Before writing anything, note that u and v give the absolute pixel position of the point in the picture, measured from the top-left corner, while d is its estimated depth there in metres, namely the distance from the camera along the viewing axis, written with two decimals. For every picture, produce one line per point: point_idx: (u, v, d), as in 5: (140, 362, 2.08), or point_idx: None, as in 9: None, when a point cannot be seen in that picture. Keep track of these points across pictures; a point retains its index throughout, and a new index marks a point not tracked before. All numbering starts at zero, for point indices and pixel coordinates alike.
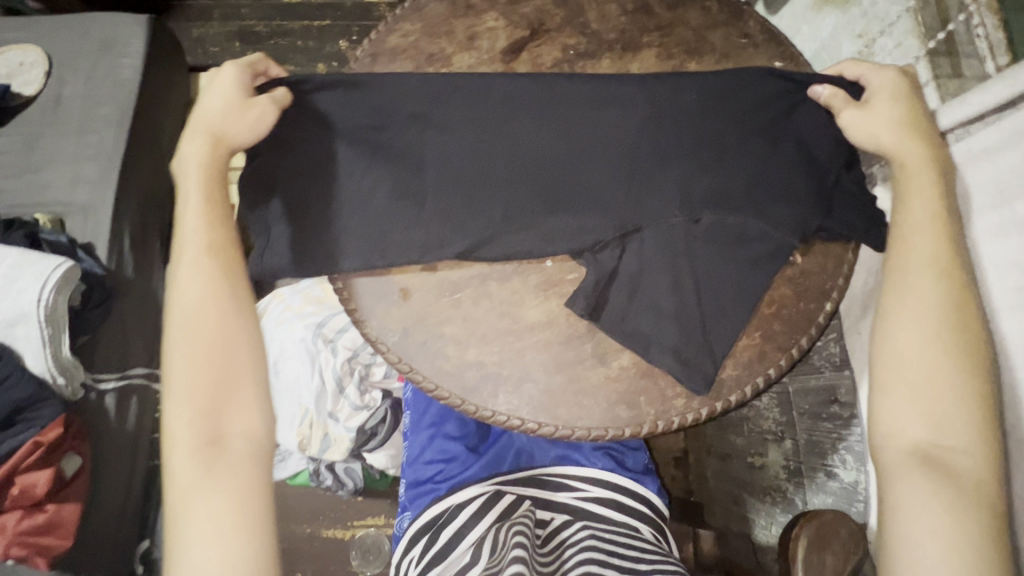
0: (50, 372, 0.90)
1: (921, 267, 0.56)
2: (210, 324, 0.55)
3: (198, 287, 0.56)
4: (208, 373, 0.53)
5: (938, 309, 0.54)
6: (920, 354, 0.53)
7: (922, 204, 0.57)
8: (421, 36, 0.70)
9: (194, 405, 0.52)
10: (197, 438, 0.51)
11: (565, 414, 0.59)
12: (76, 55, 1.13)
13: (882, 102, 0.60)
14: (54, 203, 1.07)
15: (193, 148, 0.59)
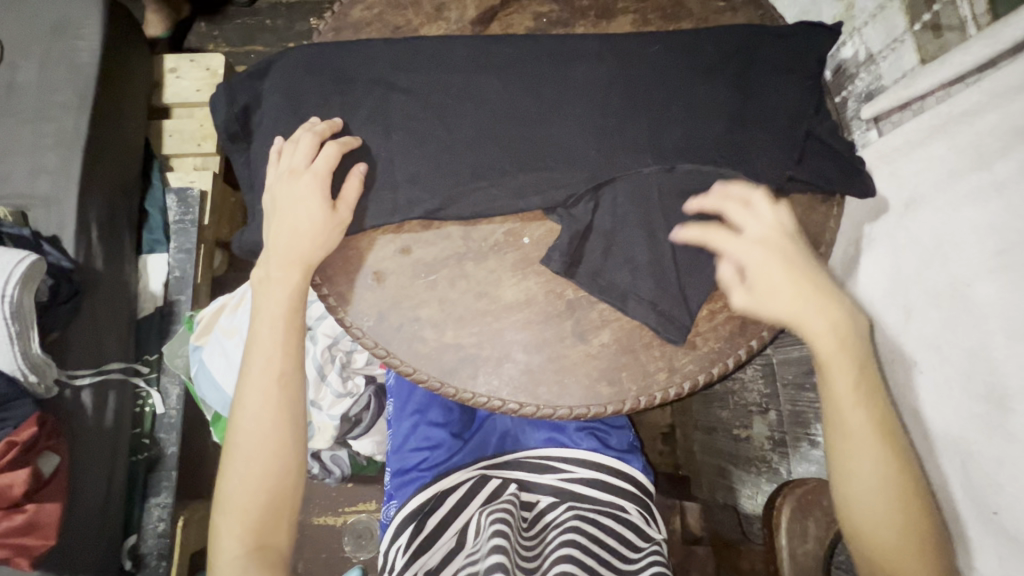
0: (20, 370, 0.86)
1: (870, 447, 0.54)
2: (263, 474, 0.59)
3: (263, 399, 0.60)
4: (258, 518, 0.59)
5: (884, 492, 0.54)
6: (884, 525, 0.53)
7: (843, 383, 0.55)
8: (386, 7, 0.67)
9: (240, 521, 0.58)
10: (244, 546, 0.57)
11: (546, 393, 0.58)
12: (27, 38, 1.07)
13: (781, 285, 0.55)
14: (14, 195, 1.03)
15: (271, 271, 0.58)
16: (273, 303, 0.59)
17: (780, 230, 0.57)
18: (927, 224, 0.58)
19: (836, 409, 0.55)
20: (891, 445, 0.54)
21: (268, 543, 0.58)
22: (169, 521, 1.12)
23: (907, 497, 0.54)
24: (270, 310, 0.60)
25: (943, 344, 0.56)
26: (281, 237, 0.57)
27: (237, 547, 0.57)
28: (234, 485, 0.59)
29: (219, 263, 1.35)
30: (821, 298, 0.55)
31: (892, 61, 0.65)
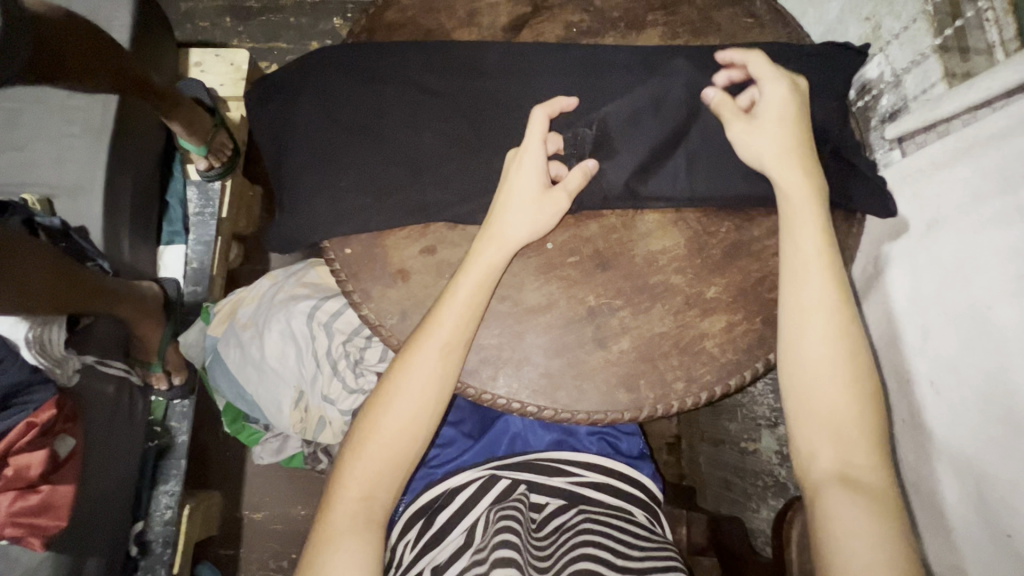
0: (43, 362, 0.88)
1: (818, 301, 0.57)
2: (398, 437, 0.59)
3: (422, 374, 0.57)
4: (378, 470, 0.59)
5: (827, 348, 0.56)
6: (825, 394, 0.56)
7: (812, 235, 0.57)
8: (419, 12, 0.68)
9: (367, 467, 0.59)
10: (359, 491, 0.59)
11: (564, 397, 0.58)
12: None
13: (774, 121, 0.58)
14: (42, 183, 1.05)
15: (490, 253, 0.57)
16: (467, 285, 0.56)
17: (800, 93, 0.59)
18: (947, 245, 0.58)
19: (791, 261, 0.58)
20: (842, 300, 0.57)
21: (377, 498, 0.59)
22: (176, 509, 1.14)
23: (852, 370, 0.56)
24: (465, 284, 0.56)
25: (961, 365, 0.56)
26: (518, 219, 0.58)
27: (355, 491, 0.59)
28: (375, 431, 0.59)
29: (235, 255, 1.36)
30: (798, 156, 0.58)
31: (917, 79, 0.65)
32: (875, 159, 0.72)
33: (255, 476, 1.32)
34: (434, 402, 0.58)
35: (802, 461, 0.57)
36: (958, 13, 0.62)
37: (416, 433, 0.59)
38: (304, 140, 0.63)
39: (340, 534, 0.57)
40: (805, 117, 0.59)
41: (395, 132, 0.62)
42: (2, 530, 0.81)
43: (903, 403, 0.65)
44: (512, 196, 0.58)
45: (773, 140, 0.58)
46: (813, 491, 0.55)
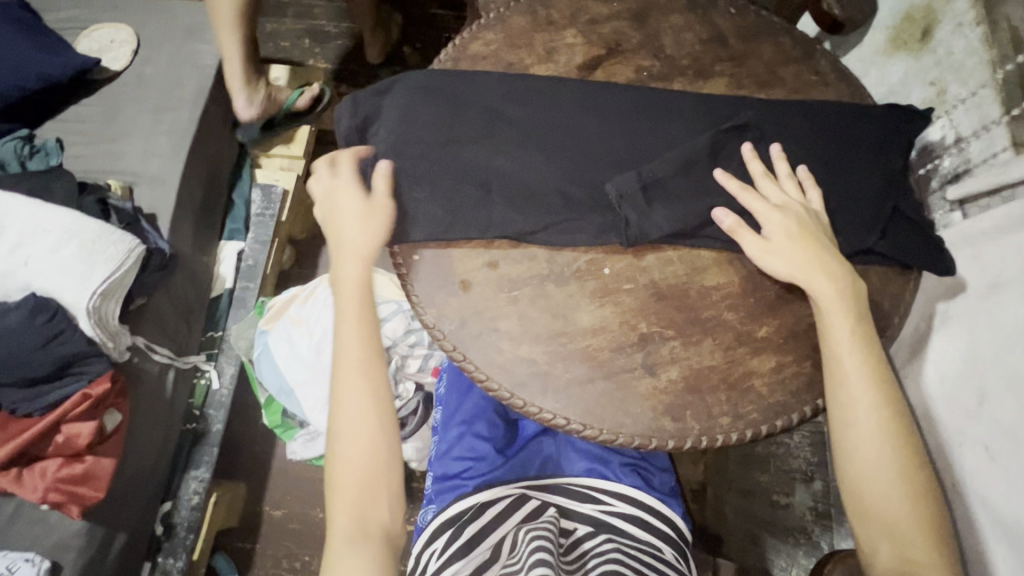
0: (98, 336, 0.95)
1: (869, 396, 0.55)
2: (364, 457, 0.61)
3: (359, 387, 0.63)
4: (359, 499, 0.60)
5: (878, 442, 0.54)
6: (888, 495, 0.54)
7: (843, 332, 0.56)
8: (502, 46, 0.74)
9: (348, 501, 0.60)
10: (350, 528, 0.59)
11: (609, 419, 0.59)
12: (163, 39, 1.25)
13: (784, 240, 0.60)
14: (126, 172, 1.16)
15: (349, 274, 0.64)
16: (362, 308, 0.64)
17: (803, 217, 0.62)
18: (1010, 309, 0.58)
19: (835, 352, 0.57)
20: (887, 392, 0.55)
21: (369, 523, 0.60)
22: (203, 495, 1.17)
23: (903, 459, 0.54)
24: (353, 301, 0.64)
25: (1018, 432, 0.55)
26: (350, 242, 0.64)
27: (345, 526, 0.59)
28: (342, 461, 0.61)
29: (288, 258, 1.45)
30: (818, 265, 0.59)
31: (981, 145, 0.66)
32: (932, 218, 0.73)
33: (281, 472, 1.35)
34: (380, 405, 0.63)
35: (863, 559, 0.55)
36: None
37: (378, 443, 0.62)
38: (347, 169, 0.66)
39: (345, 555, 0.57)
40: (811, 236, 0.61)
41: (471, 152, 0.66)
42: (47, 494, 0.87)
43: (950, 464, 0.63)
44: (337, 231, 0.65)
45: (789, 256, 0.60)
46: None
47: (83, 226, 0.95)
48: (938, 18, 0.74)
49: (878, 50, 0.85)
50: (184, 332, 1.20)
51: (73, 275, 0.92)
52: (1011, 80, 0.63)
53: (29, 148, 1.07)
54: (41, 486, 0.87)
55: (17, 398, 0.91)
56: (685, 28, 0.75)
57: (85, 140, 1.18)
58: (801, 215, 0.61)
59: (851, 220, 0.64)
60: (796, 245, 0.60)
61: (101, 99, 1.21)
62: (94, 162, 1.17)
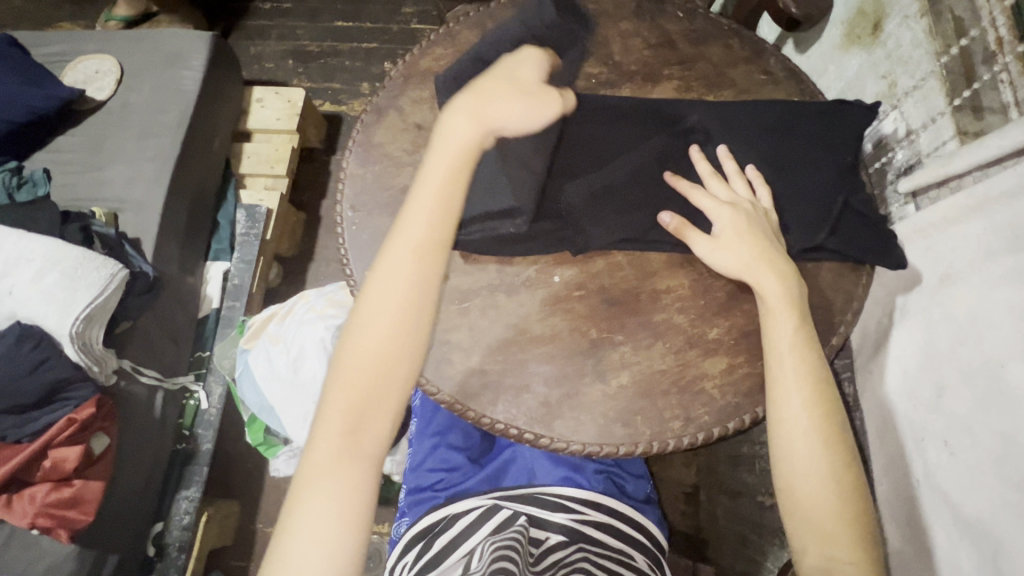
0: (84, 361, 0.96)
1: (800, 395, 0.55)
2: (381, 357, 0.56)
3: (392, 295, 0.57)
4: (361, 397, 0.55)
5: (809, 440, 0.54)
6: (816, 492, 0.53)
7: (786, 331, 0.56)
8: (452, 60, 0.75)
9: (346, 399, 0.55)
10: (339, 430, 0.54)
11: (561, 427, 0.59)
12: (145, 67, 1.28)
13: (733, 237, 0.60)
14: (110, 199, 1.18)
15: (456, 132, 0.58)
16: (422, 209, 0.58)
17: (757, 213, 0.61)
18: (962, 300, 0.58)
19: (775, 352, 0.57)
20: (820, 390, 0.55)
21: (362, 433, 0.55)
22: (193, 515, 1.18)
23: (839, 459, 0.54)
24: (432, 177, 0.59)
25: (975, 425, 0.54)
26: (455, 149, 0.59)
27: (335, 424, 0.54)
28: (357, 354, 0.56)
29: (275, 275, 1.49)
30: (768, 262, 0.58)
31: (930, 136, 0.66)
32: (890, 213, 0.73)
33: (272, 489, 1.36)
34: (413, 310, 0.57)
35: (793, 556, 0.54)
36: (971, 75, 0.61)
37: (395, 351, 0.56)
38: (474, 82, 0.60)
39: (330, 464, 0.53)
40: (765, 230, 0.60)
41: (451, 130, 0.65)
42: (35, 519, 0.88)
43: (917, 461, 0.62)
44: (444, 130, 0.59)
45: (736, 253, 0.60)
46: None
47: (65, 253, 0.97)
48: (886, 11, 0.74)
49: (834, 45, 0.85)
50: (173, 353, 1.21)
51: (55, 302, 0.93)
52: (956, 66, 0.62)
53: (17, 180, 1.08)
54: (29, 511, 0.88)
55: (8, 424, 0.92)
56: (634, 34, 0.76)
57: (71, 170, 1.21)
58: (752, 212, 0.61)
59: (799, 221, 0.64)
60: (745, 241, 0.59)
61: (86, 129, 1.24)
62: (80, 191, 1.19)
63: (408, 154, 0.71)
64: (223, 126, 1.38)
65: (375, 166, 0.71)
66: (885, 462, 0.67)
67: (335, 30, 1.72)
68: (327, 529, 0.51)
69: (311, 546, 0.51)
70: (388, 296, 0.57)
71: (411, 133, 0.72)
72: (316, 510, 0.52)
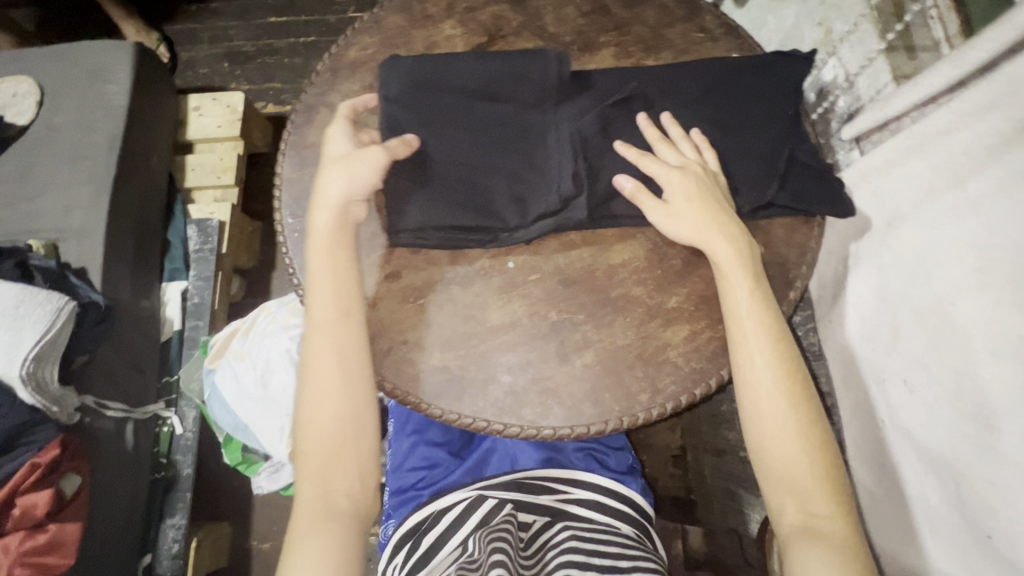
0: (42, 403, 0.90)
1: (763, 357, 0.55)
2: (327, 422, 0.56)
3: (324, 364, 0.57)
4: (323, 465, 0.56)
5: (775, 401, 0.54)
6: (789, 447, 0.53)
7: (743, 295, 0.57)
8: (380, 48, 0.72)
9: (311, 475, 0.56)
10: (311, 509, 0.55)
11: (530, 414, 0.59)
12: (66, 85, 1.20)
13: (683, 203, 0.59)
14: (48, 229, 1.11)
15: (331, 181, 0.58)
16: (329, 275, 0.58)
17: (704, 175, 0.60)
18: (909, 240, 0.58)
19: (733, 321, 0.57)
20: (783, 352, 0.55)
21: (333, 499, 0.56)
22: (182, 542, 1.15)
23: (806, 417, 0.54)
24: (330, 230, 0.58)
25: (931, 362, 0.55)
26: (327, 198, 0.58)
27: (307, 503, 0.55)
28: (306, 431, 0.57)
29: (236, 289, 1.44)
30: (718, 228, 0.58)
31: (868, 80, 0.66)
32: (836, 159, 0.73)
33: (262, 505, 1.34)
34: (353, 366, 0.58)
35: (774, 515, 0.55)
36: (901, 13, 0.62)
37: (342, 411, 0.57)
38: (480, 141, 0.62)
39: (308, 544, 0.53)
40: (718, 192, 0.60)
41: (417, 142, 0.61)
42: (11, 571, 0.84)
43: (882, 401, 0.63)
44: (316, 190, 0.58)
45: (690, 219, 0.59)
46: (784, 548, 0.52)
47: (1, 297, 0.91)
48: None
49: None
50: (138, 383, 1.17)
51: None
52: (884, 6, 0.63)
53: None
54: (2, 564, 0.84)
55: None
56: (567, 2, 0.73)
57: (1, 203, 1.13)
58: (699, 176, 0.60)
59: (747, 177, 0.63)
60: (693, 207, 0.59)
61: (11, 157, 1.16)
62: (14, 225, 1.12)
63: None
64: (161, 139, 1.31)
65: (312, 167, 0.68)
66: (853, 404, 0.68)
67: (268, 27, 1.65)
68: None
69: None
70: (323, 364, 0.57)
71: None
72: None
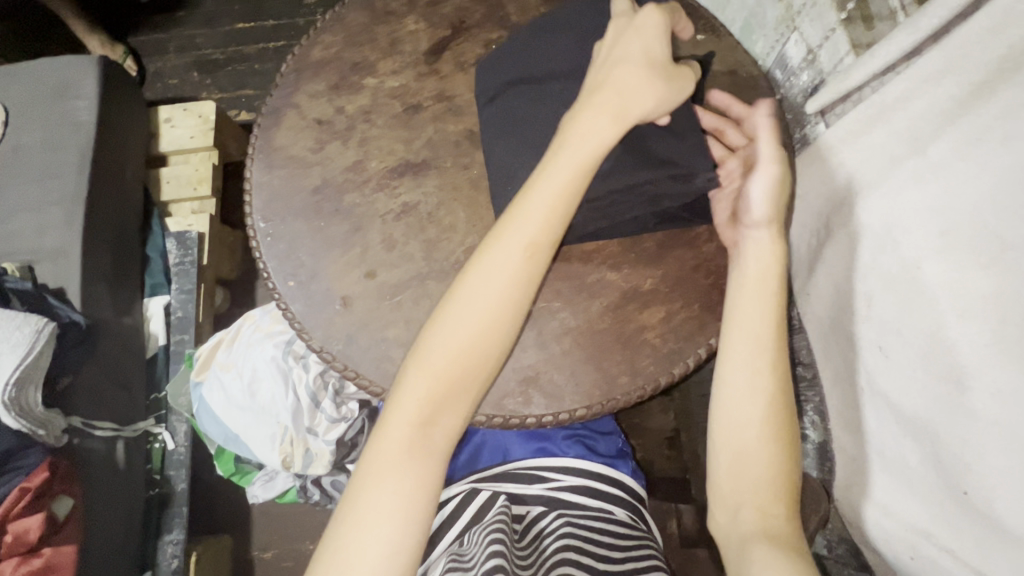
0: (26, 426, 0.88)
1: (749, 355, 0.55)
2: (471, 348, 0.54)
3: (487, 290, 0.55)
4: (443, 389, 0.54)
5: (752, 401, 0.54)
6: (747, 445, 0.54)
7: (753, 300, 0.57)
8: (343, 47, 0.71)
9: (426, 389, 0.54)
10: (414, 418, 0.53)
11: (512, 404, 0.59)
12: (31, 103, 1.17)
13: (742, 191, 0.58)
14: (22, 251, 1.09)
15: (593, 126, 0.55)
16: (539, 201, 0.55)
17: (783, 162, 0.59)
18: (873, 209, 0.58)
19: (739, 320, 0.57)
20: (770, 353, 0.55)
21: (436, 425, 0.54)
22: (182, 557, 1.13)
23: (773, 415, 0.54)
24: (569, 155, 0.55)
25: (903, 326, 0.56)
26: (581, 142, 0.55)
27: (412, 411, 0.53)
28: (445, 346, 0.54)
29: (220, 300, 1.43)
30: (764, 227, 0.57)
31: (829, 52, 0.66)
32: (805, 133, 0.74)
33: (261, 514, 1.34)
34: (509, 310, 0.55)
35: (727, 516, 0.54)
36: None
37: (481, 353, 0.55)
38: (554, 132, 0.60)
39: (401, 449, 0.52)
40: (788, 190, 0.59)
41: (589, 116, 0.55)
42: None
43: (859, 369, 0.63)
44: (580, 130, 0.55)
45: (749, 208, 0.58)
46: (739, 549, 0.51)
47: None
48: None
49: None
50: (126, 400, 1.16)
51: None
52: None
53: None
54: None
55: None
56: None
57: None
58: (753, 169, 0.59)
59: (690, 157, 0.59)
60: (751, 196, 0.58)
61: None
62: None
63: (314, 153, 0.67)
64: (133, 153, 1.29)
65: (280, 170, 0.67)
66: (832, 375, 0.69)
67: (236, 33, 1.62)
68: (388, 520, 0.50)
69: (376, 531, 0.50)
70: (487, 287, 0.55)
71: (313, 130, 0.68)
72: (384, 493, 0.51)
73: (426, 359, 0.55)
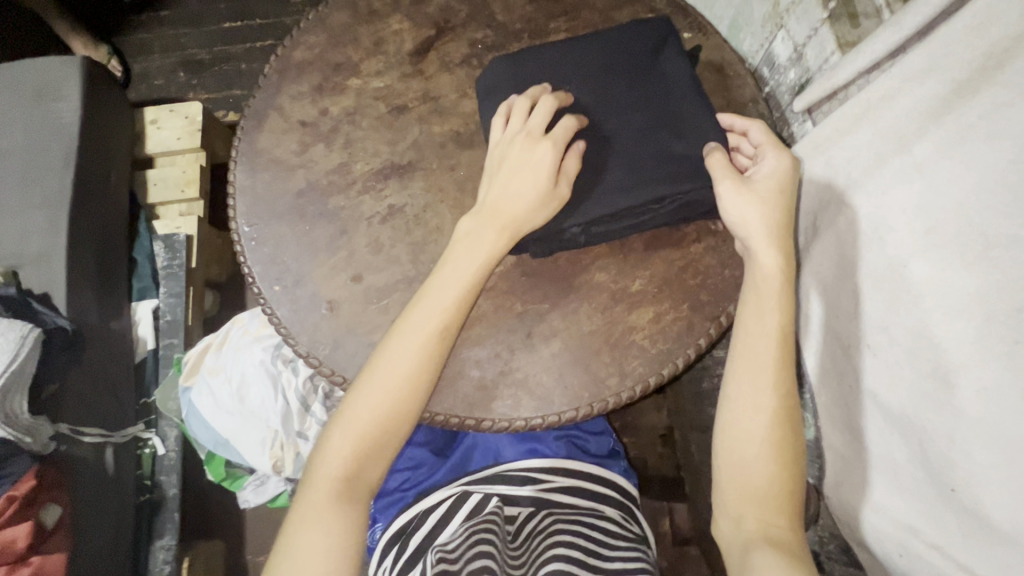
0: (13, 434, 0.87)
1: (768, 365, 0.56)
2: (385, 408, 0.55)
3: (410, 347, 0.56)
4: (367, 446, 0.55)
5: (762, 413, 0.56)
6: (753, 456, 0.55)
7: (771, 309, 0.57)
8: (327, 47, 0.70)
9: (346, 448, 0.55)
10: (335, 478, 0.55)
11: (500, 407, 0.59)
12: (12, 105, 1.15)
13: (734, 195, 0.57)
14: (5, 257, 1.07)
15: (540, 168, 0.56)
16: (459, 261, 0.57)
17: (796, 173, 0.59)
18: (862, 206, 0.58)
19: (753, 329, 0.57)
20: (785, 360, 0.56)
21: (359, 480, 0.55)
22: (174, 563, 1.12)
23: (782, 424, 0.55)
24: (496, 216, 0.57)
25: (891, 325, 0.56)
26: (523, 186, 0.56)
27: (336, 468, 0.55)
28: (362, 405, 0.56)
29: (209, 303, 1.41)
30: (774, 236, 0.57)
31: (815, 50, 0.66)
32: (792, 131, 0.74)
33: (253, 518, 1.33)
34: (430, 362, 0.56)
35: (729, 523, 0.56)
36: None
37: (403, 410, 0.56)
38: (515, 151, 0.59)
39: (323, 509, 0.54)
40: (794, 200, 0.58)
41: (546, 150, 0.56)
42: None
43: (846, 366, 0.63)
44: (510, 184, 0.57)
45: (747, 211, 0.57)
46: (741, 553, 0.53)
47: None
48: None
49: None
50: (115, 407, 1.14)
51: None
52: None
53: None
54: None
55: None
56: None
57: None
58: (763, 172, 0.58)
59: (685, 159, 0.59)
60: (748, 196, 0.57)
61: None
62: None
63: (297, 156, 0.67)
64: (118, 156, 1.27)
65: (264, 173, 0.66)
66: (818, 372, 0.69)
67: (222, 33, 1.60)
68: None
69: None
70: (403, 346, 0.56)
71: (297, 132, 0.67)
72: (308, 548, 0.52)
73: (348, 418, 0.56)
